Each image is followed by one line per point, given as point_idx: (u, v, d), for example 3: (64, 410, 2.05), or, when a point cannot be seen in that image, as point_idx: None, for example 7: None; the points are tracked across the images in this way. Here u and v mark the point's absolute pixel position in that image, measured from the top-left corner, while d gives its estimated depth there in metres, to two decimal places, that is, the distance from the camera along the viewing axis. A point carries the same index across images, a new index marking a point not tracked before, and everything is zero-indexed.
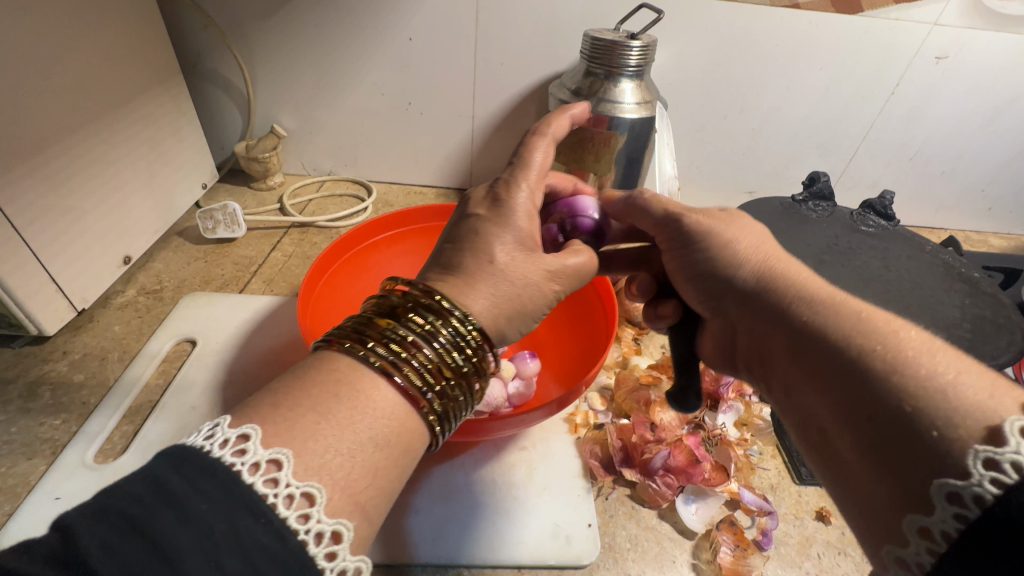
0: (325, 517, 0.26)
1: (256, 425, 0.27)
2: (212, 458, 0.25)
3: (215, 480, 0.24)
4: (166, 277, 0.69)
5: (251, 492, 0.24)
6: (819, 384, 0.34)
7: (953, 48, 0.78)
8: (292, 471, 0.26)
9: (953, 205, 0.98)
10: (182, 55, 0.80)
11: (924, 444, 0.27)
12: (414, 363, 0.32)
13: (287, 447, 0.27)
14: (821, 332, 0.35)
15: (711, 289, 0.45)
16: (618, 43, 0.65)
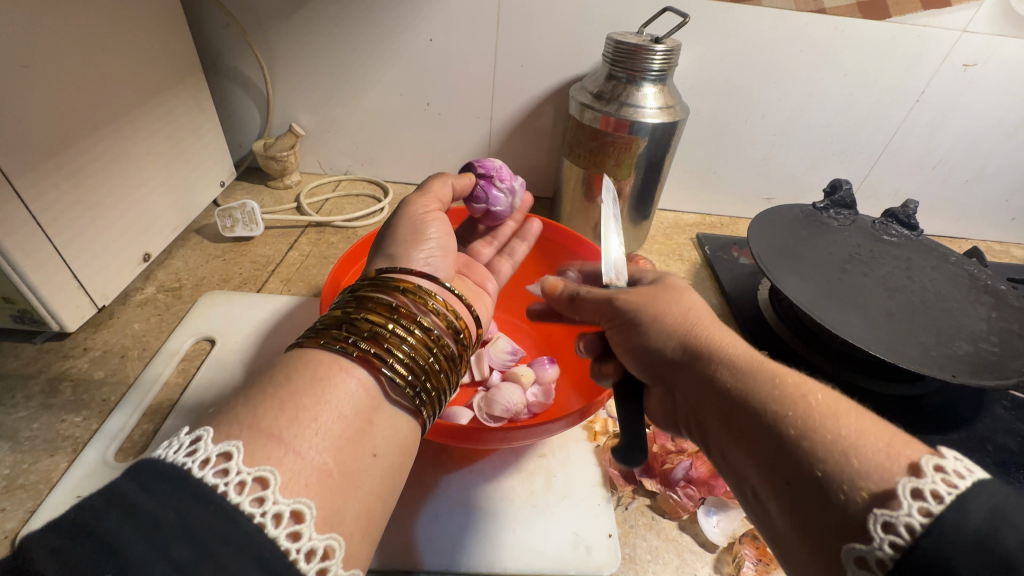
0: (282, 497, 0.25)
1: (208, 428, 0.27)
2: (164, 462, 0.25)
3: (166, 480, 0.24)
4: (184, 274, 0.69)
5: (202, 484, 0.24)
6: (739, 445, 0.32)
7: (981, 56, 0.76)
8: (242, 458, 0.26)
9: (976, 214, 0.97)
10: (203, 53, 0.80)
11: (838, 509, 0.26)
12: (388, 351, 0.34)
13: (236, 440, 0.26)
14: (742, 396, 0.33)
15: (646, 360, 0.41)
16: (642, 47, 0.64)
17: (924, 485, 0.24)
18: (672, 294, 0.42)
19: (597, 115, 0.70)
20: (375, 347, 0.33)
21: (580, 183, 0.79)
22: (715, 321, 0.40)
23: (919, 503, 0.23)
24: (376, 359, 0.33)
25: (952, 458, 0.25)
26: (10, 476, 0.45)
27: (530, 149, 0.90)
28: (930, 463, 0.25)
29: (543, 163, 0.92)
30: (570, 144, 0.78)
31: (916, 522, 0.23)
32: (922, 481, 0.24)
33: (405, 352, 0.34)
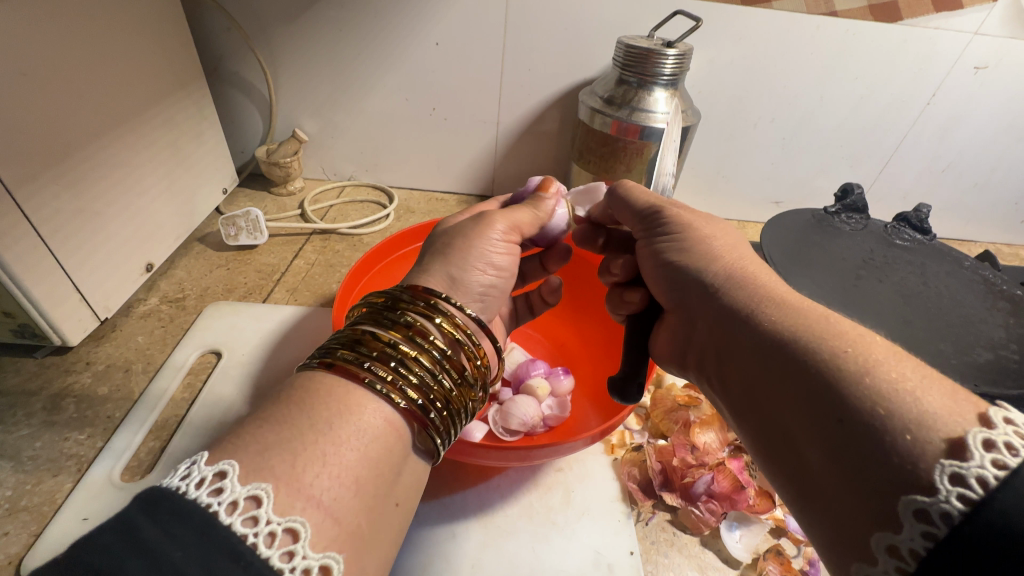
0: (312, 552, 0.26)
1: (232, 463, 0.27)
2: (188, 500, 0.25)
3: (190, 524, 0.24)
4: (188, 284, 0.68)
5: (229, 533, 0.24)
6: (780, 384, 0.32)
7: (993, 58, 0.76)
8: (272, 506, 0.26)
9: (985, 217, 0.96)
10: (205, 58, 0.78)
11: (888, 449, 0.25)
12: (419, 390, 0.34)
13: (266, 483, 0.27)
14: (787, 332, 0.33)
15: (676, 279, 0.43)
16: (654, 51, 0.63)
17: (996, 436, 0.22)
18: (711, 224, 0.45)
19: (608, 120, 0.69)
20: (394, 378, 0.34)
21: None
22: (754, 256, 0.42)
23: (993, 455, 0.22)
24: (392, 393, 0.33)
25: (1019, 413, 0.23)
26: (12, 498, 0.44)
27: (537, 154, 0.89)
28: (998, 415, 0.23)
29: (550, 168, 0.91)
30: (579, 149, 0.77)
31: (991, 475, 0.21)
32: (993, 433, 0.23)
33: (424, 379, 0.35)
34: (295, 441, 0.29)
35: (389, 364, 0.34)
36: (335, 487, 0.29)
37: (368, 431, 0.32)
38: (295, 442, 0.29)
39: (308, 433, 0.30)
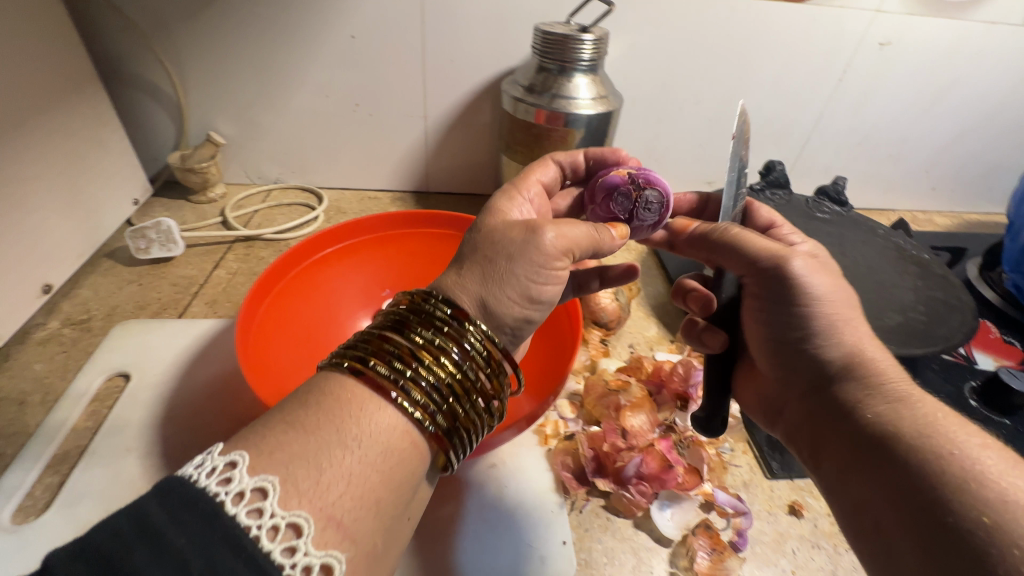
0: (314, 549, 0.26)
1: (244, 452, 0.28)
2: (197, 488, 0.25)
3: (196, 512, 0.24)
4: (94, 305, 0.63)
5: (234, 523, 0.25)
6: (877, 477, 0.34)
7: (896, 34, 0.79)
8: (277, 500, 0.26)
9: (901, 186, 1.01)
10: (100, 59, 0.73)
11: (992, 558, 0.27)
12: (425, 386, 0.33)
13: (274, 475, 0.27)
14: (889, 432, 0.35)
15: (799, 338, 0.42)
16: (570, 36, 0.63)
17: None
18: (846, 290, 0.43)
19: (531, 108, 0.68)
20: (398, 376, 0.32)
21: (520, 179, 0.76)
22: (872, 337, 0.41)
23: None
24: (397, 393, 0.32)
25: None
26: None
27: (470, 146, 0.87)
28: None
29: (483, 160, 0.89)
30: (506, 140, 0.75)
31: None
32: None
33: (428, 377, 0.33)
34: (299, 445, 0.28)
35: (389, 360, 0.33)
36: (334, 492, 0.28)
37: (379, 438, 0.30)
38: (299, 447, 0.28)
39: (311, 436, 0.29)
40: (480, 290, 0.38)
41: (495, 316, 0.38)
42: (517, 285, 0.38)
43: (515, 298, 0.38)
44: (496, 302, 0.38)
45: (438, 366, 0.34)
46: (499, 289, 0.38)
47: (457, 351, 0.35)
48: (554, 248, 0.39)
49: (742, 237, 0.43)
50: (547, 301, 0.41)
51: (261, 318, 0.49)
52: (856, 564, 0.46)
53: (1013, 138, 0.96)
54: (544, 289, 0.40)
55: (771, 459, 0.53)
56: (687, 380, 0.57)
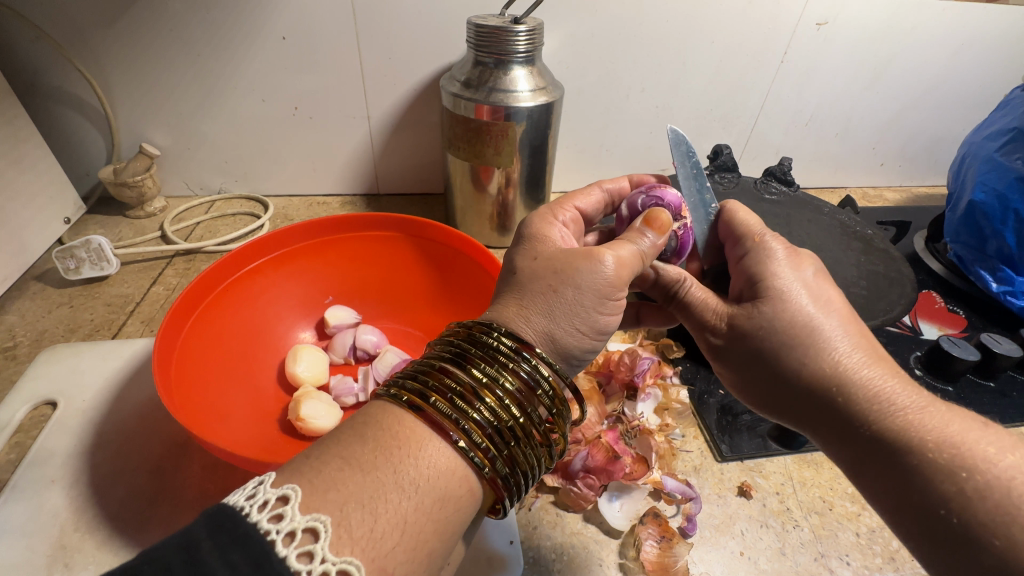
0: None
1: (295, 484, 0.25)
2: (248, 523, 0.23)
3: (247, 552, 0.22)
4: (20, 331, 0.60)
5: (284, 567, 0.22)
6: (902, 523, 0.34)
7: (832, 13, 0.80)
8: (329, 543, 0.24)
9: (850, 164, 1.03)
10: (13, 73, 0.69)
11: None
12: (484, 426, 0.30)
13: (325, 513, 0.24)
14: (896, 477, 0.34)
15: (773, 403, 0.41)
16: (501, 28, 0.62)
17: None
18: (784, 312, 0.39)
19: (470, 104, 0.67)
20: (457, 416, 0.30)
21: (466, 176, 0.75)
22: (844, 351, 0.37)
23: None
24: (455, 434, 0.29)
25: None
26: None
27: (418, 145, 0.86)
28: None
29: (433, 158, 0.88)
30: (449, 136, 0.74)
31: None
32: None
33: (489, 417, 0.31)
34: (357, 486, 0.26)
35: (450, 397, 0.30)
36: (389, 541, 0.25)
37: (437, 485, 0.28)
38: (355, 486, 0.26)
39: (369, 476, 0.26)
40: (547, 324, 0.35)
41: (564, 347, 0.37)
42: (583, 318, 0.37)
43: (585, 331, 0.37)
44: (563, 335, 0.36)
45: (499, 407, 0.31)
46: (566, 323, 0.36)
47: (518, 388, 0.33)
48: (615, 276, 0.37)
49: (687, 300, 0.44)
50: (608, 331, 0.39)
51: (184, 333, 0.48)
52: (803, 540, 0.47)
53: (954, 111, 0.98)
54: (605, 319, 0.38)
55: (721, 442, 0.53)
56: (634, 369, 0.57)
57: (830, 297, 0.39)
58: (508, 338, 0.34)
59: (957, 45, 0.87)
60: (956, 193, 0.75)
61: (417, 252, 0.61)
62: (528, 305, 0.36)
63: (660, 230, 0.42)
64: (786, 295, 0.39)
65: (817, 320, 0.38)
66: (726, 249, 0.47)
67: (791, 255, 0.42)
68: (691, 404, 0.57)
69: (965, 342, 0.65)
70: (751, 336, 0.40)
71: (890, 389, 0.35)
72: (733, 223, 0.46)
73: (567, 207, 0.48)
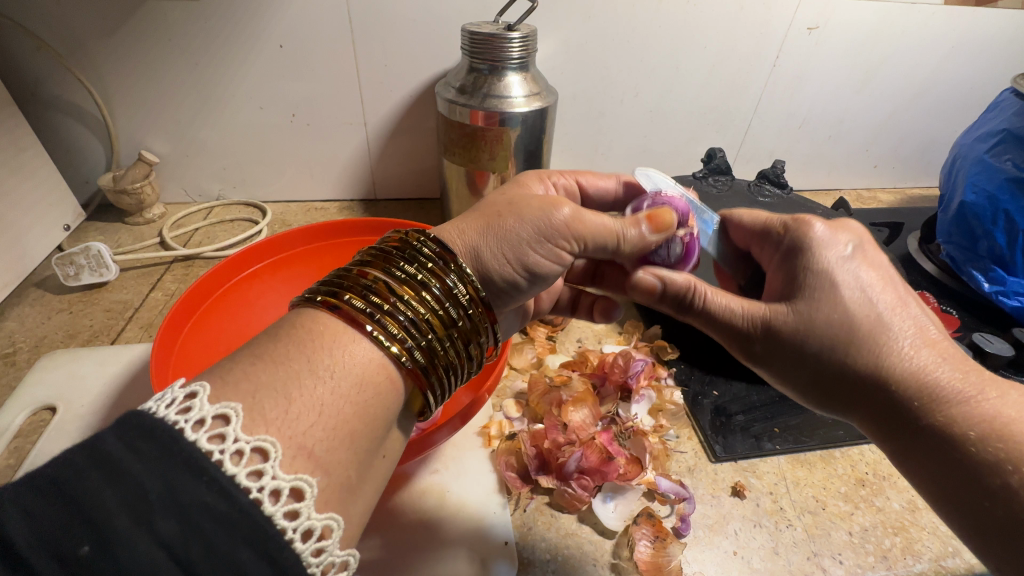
0: (282, 473, 0.24)
1: (204, 384, 0.26)
2: (155, 417, 0.24)
3: (153, 440, 0.23)
4: (20, 337, 0.61)
5: (194, 449, 0.23)
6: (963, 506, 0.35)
7: (823, 18, 0.81)
8: (241, 426, 0.25)
9: (844, 166, 1.04)
10: (14, 82, 0.70)
11: None
12: (403, 319, 0.32)
13: (235, 403, 0.25)
14: (957, 465, 0.35)
15: (824, 399, 0.40)
16: (495, 35, 0.62)
17: None
18: (831, 300, 0.39)
19: (465, 110, 0.67)
20: (374, 311, 0.31)
21: (462, 181, 0.76)
22: (896, 340, 0.38)
23: None
24: (369, 324, 0.31)
25: None
26: None
27: (415, 151, 0.87)
28: None
29: (429, 164, 0.89)
30: (444, 142, 0.75)
31: None
32: None
33: (407, 313, 0.32)
34: (269, 375, 0.27)
35: (365, 294, 0.32)
36: (305, 422, 0.27)
37: (350, 368, 0.29)
38: (265, 376, 0.27)
39: (279, 365, 0.28)
40: (478, 241, 0.37)
41: (488, 270, 0.38)
42: (517, 247, 0.38)
43: (514, 262, 0.38)
44: (489, 258, 0.37)
45: (417, 302, 0.33)
46: (497, 246, 0.37)
47: (442, 291, 0.34)
48: (565, 223, 0.38)
49: (710, 309, 0.42)
50: (541, 277, 0.40)
51: (182, 342, 0.48)
52: (797, 539, 0.47)
53: (946, 113, 0.99)
54: (539, 261, 0.39)
55: (715, 442, 0.53)
56: (627, 370, 0.57)
57: (874, 278, 0.40)
58: (432, 248, 0.36)
59: (947, 49, 0.88)
60: (947, 194, 0.76)
61: None
62: (466, 228, 0.38)
63: (658, 227, 0.43)
64: (832, 285, 0.39)
65: (868, 308, 0.38)
66: (754, 251, 0.48)
67: (829, 233, 0.42)
68: (686, 405, 0.57)
69: (958, 342, 0.65)
70: (802, 332, 0.39)
71: (939, 373, 0.37)
72: (744, 226, 0.49)
73: (568, 176, 0.50)
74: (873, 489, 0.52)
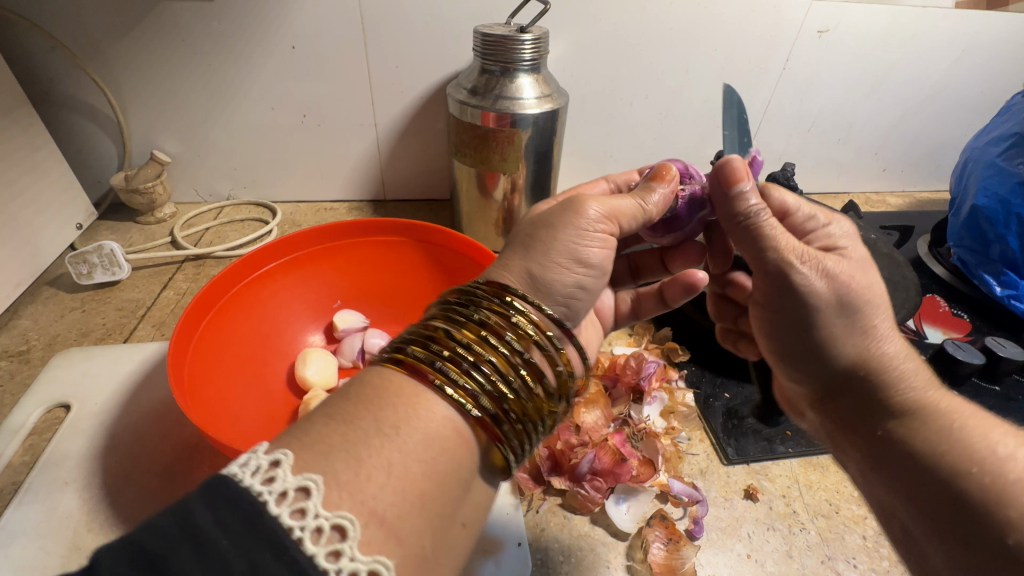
0: (360, 554, 0.23)
1: (286, 452, 0.26)
2: (240, 487, 0.23)
3: (238, 512, 0.22)
4: (34, 335, 0.61)
5: (276, 525, 0.22)
6: (911, 470, 0.37)
7: (833, 21, 0.81)
8: (320, 499, 0.24)
9: (853, 168, 1.03)
10: (29, 83, 0.71)
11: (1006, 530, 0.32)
12: (465, 364, 0.31)
13: (316, 475, 0.25)
14: (912, 435, 0.37)
15: (803, 352, 0.43)
16: (508, 37, 0.62)
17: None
18: (861, 283, 0.41)
19: (476, 111, 0.68)
20: (437, 357, 0.31)
21: (472, 182, 0.76)
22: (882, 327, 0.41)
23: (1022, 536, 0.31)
24: (437, 375, 0.31)
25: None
26: None
27: (423, 152, 0.87)
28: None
29: (438, 165, 0.89)
30: (454, 143, 0.75)
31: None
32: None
33: (470, 356, 0.32)
34: (341, 437, 0.27)
35: (426, 344, 0.32)
36: (375, 484, 0.26)
37: (423, 427, 0.29)
38: (337, 437, 0.27)
39: (352, 426, 0.28)
40: (523, 262, 0.38)
41: (546, 284, 0.38)
42: (559, 250, 0.38)
43: (564, 261, 0.38)
44: (537, 267, 0.38)
45: (479, 345, 0.33)
46: (541, 257, 0.38)
47: (502, 330, 0.34)
48: (596, 215, 0.39)
49: (761, 228, 0.41)
50: (600, 265, 0.40)
51: (197, 339, 0.49)
52: (810, 543, 0.47)
53: (955, 117, 0.98)
54: (591, 251, 0.39)
55: (727, 445, 0.53)
56: (640, 372, 0.57)
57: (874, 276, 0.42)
58: (484, 286, 0.36)
59: (957, 53, 0.88)
60: (959, 197, 0.76)
61: (425, 257, 0.62)
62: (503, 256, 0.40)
63: (667, 179, 0.44)
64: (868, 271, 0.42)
65: (874, 291, 0.41)
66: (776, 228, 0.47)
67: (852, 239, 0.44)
68: (698, 408, 0.57)
69: (970, 346, 0.65)
70: (814, 288, 0.40)
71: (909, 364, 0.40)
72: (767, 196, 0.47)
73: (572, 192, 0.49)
74: None
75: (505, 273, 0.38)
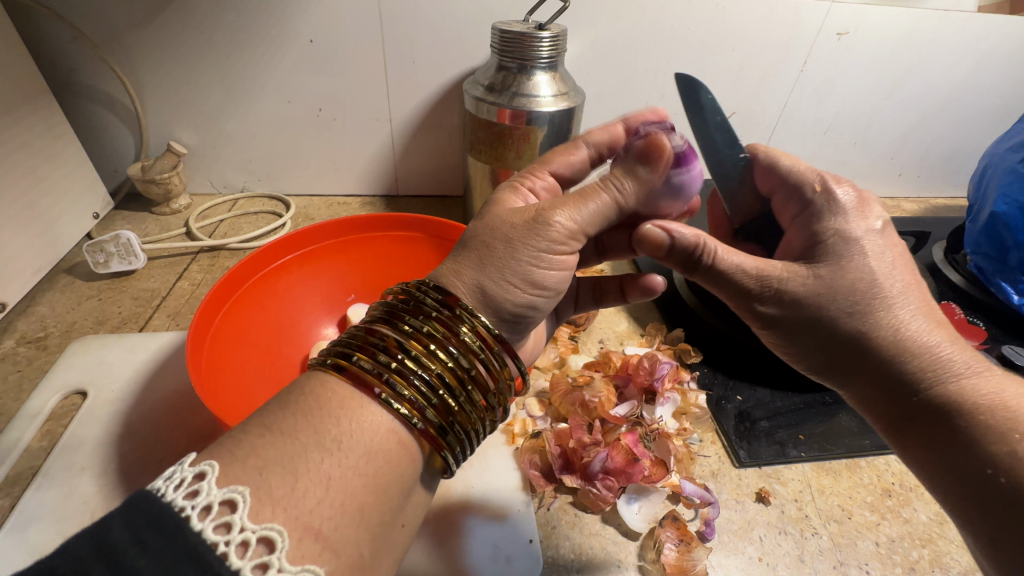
0: (289, 565, 0.24)
1: (214, 462, 0.26)
2: (163, 502, 0.24)
3: (161, 528, 0.23)
4: (51, 322, 0.62)
5: (198, 539, 0.23)
6: (953, 469, 0.35)
7: (853, 24, 0.80)
8: (247, 512, 0.25)
9: (869, 173, 1.02)
10: (51, 73, 0.71)
11: None
12: (410, 377, 0.32)
13: (242, 486, 0.25)
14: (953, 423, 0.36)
15: (822, 359, 0.41)
16: (526, 34, 0.62)
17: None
18: (848, 274, 0.38)
19: (492, 108, 0.68)
20: (382, 372, 0.31)
21: (487, 179, 0.76)
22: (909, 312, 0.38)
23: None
24: (381, 390, 0.31)
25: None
26: None
27: (437, 148, 0.87)
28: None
29: (452, 161, 0.89)
30: (470, 139, 0.75)
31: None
32: None
33: (414, 370, 0.32)
34: (276, 451, 0.27)
35: (373, 354, 0.32)
36: (313, 499, 0.26)
37: (366, 441, 0.29)
38: (274, 451, 0.27)
39: (288, 440, 0.28)
40: (477, 275, 0.36)
41: (495, 303, 0.36)
42: (516, 271, 0.36)
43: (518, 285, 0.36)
44: (491, 288, 0.36)
45: (428, 357, 0.33)
46: (498, 276, 0.36)
47: (450, 340, 0.34)
48: (560, 231, 0.36)
49: (719, 267, 0.40)
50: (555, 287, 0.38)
51: (215, 327, 0.49)
52: (823, 547, 0.47)
53: (974, 123, 0.97)
54: (546, 275, 0.37)
55: (739, 448, 0.53)
56: (653, 373, 0.57)
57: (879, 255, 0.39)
58: (430, 289, 0.35)
59: (979, 58, 0.87)
60: (977, 204, 0.75)
61: (439, 253, 0.62)
62: (460, 261, 0.37)
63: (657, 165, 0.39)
64: (854, 255, 0.39)
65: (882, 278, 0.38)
66: (775, 198, 0.45)
67: (857, 204, 0.41)
68: (710, 410, 0.57)
69: (987, 353, 0.65)
70: (807, 301, 0.39)
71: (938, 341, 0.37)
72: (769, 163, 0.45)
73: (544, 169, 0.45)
74: (900, 499, 0.52)
75: (471, 278, 0.36)
